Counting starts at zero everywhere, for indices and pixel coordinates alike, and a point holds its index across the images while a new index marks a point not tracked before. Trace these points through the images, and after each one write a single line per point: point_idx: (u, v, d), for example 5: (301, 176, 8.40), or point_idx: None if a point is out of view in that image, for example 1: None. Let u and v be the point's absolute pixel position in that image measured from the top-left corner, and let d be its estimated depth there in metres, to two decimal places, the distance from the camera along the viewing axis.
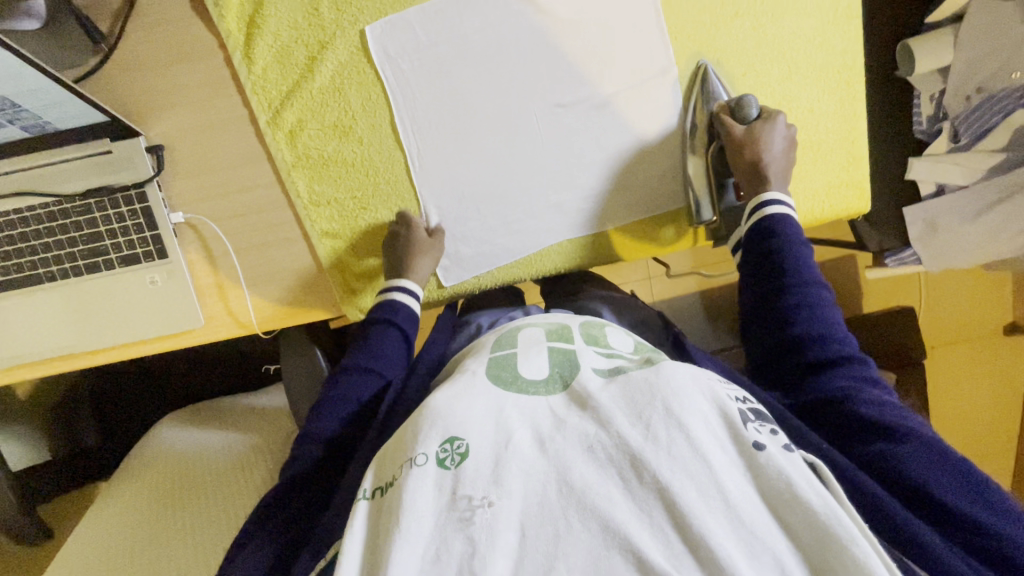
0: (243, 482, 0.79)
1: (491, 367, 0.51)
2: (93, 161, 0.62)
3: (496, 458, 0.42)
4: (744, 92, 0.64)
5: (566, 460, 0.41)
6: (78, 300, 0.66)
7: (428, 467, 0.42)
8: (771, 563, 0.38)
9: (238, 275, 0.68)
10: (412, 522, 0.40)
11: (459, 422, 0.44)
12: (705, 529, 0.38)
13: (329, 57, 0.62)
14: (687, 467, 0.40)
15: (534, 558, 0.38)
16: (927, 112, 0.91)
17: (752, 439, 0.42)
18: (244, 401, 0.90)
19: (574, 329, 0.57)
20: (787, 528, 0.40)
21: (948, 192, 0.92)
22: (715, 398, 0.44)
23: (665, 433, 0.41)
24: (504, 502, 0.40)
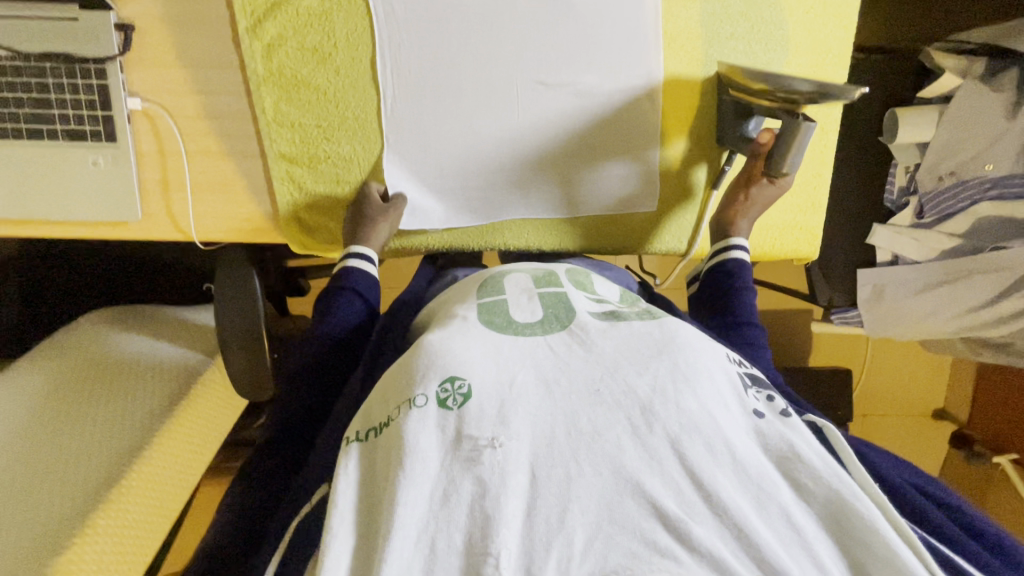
0: (164, 382, 0.75)
1: (482, 314, 0.50)
2: (54, 26, 0.60)
3: (498, 398, 0.40)
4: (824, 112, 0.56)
5: (572, 403, 0.40)
6: (14, 164, 0.64)
7: (428, 408, 0.41)
8: (779, 516, 0.38)
9: (185, 177, 0.66)
10: (416, 462, 0.38)
11: (460, 362, 0.42)
12: (719, 485, 0.38)
13: None
14: (694, 418, 0.40)
15: (545, 501, 0.37)
16: (900, 183, 0.94)
17: (752, 407, 0.44)
18: (175, 310, 0.88)
19: (562, 274, 0.58)
20: (799, 490, 0.40)
21: (902, 263, 0.94)
22: (720, 362, 0.46)
23: (672, 387, 0.41)
24: (513, 444, 0.38)
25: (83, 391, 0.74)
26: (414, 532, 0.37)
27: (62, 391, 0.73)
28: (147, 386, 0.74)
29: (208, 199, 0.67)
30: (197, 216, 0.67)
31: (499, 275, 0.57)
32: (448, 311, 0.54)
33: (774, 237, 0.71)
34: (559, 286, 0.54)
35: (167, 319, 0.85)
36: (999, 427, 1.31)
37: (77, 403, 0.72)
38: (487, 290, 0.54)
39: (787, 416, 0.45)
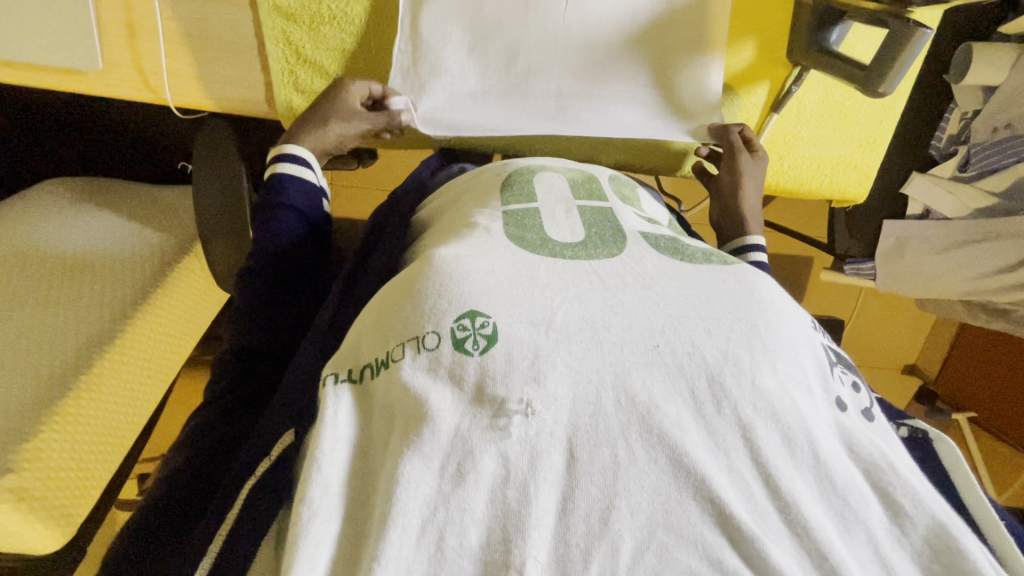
0: (122, 267, 0.67)
1: (509, 226, 0.42)
2: None
3: (531, 345, 0.32)
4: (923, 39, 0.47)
5: (624, 359, 0.32)
6: None
7: (442, 350, 0.32)
8: (864, 541, 0.32)
9: (156, 22, 0.55)
10: (426, 427, 0.30)
11: (483, 292, 0.33)
12: (798, 494, 0.31)
13: None
14: (772, 404, 0.32)
15: (586, 494, 0.30)
16: (952, 130, 0.86)
17: (836, 395, 0.35)
18: (143, 185, 0.78)
19: (603, 181, 0.51)
20: (895, 513, 0.33)
21: (933, 217, 0.90)
22: (806, 328, 0.36)
23: (749, 358, 0.33)
24: (549, 412, 0.30)
25: (43, 263, 0.65)
26: (419, 519, 0.29)
27: (19, 263, 0.65)
28: (116, 269, 0.66)
29: (184, 53, 0.56)
30: (173, 72, 0.56)
31: (530, 172, 0.49)
32: (463, 219, 0.46)
33: (825, 174, 0.64)
34: (602, 201, 0.47)
35: (133, 197, 0.75)
36: (973, 390, 1.34)
37: (36, 276, 0.64)
38: (514, 195, 0.46)
39: (869, 417, 0.37)
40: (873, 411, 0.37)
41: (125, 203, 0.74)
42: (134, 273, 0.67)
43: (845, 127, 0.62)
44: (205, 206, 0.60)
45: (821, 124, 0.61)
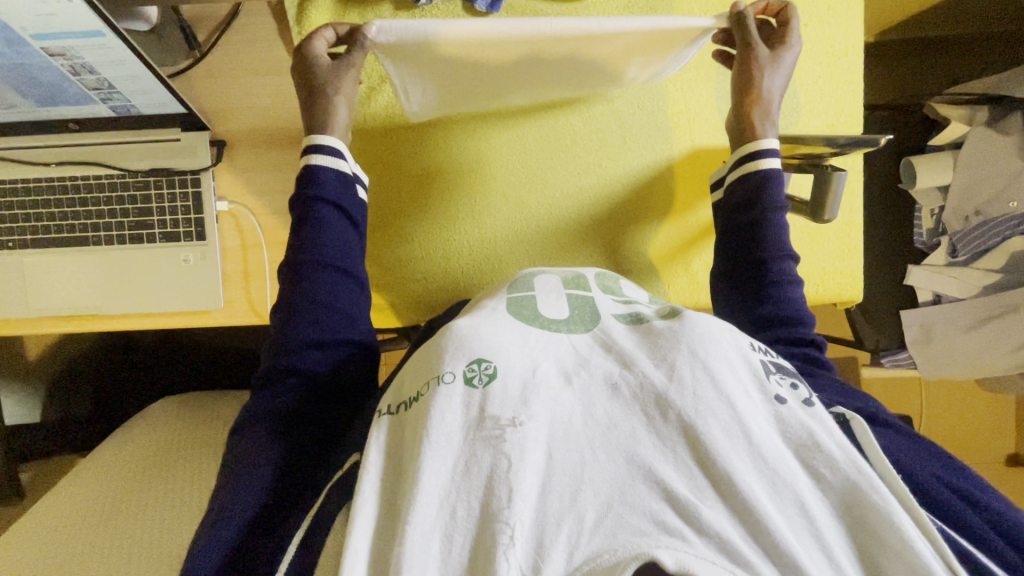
0: (221, 469, 0.79)
1: (511, 305, 0.52)
2: (161, 145, 0.70)
3: (523, 380, 0.41)
4: (836, 180, 0.56)
5: (589, 394, 0.41)
6: (115, 267, 0.72)
7: (455, 384, 0.41)
8: (792, 500, 0.37)
9: (265, 266, 0.73)
10: (441, 436, 0.39)
11: (487, 346, 0.43)
12: (733, 468, 0.37)
13: (385, 88, 0.72)
14: (710, 405, 0.39)
15: (560, 480, 0.37)
16: (927, 225, 0.97)
17: (774, 393, 0.42)
18: (236, 393, 0.93)
19: (590, 278, 0.59)
20: (821, 480, 0.38)
21: (944, 301, 0.95)
22: (740, 349, 0.44)
23: (689, 374, 0.40)
24: (533, 424, 0.38)
25: (161, 466, 0.79)
26: (438, 498, 0.37)
27: (141, 468, 0.79)
28: (223, 465, 0.79)
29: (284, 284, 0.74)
30: (275, 300, 0.74)
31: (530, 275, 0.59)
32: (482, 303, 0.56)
33: (815, 284, 0.72)
34: (587, 291, 0.56)
35: (231, 403, 0.91)
36: None
37: (153, 478, 0.77)
38: (519, 286, 0.57)
39: (810, 404, 0.42)
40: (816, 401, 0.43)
41: (220, 408, 0.88)
42: None
43: (818, 245, 0.72)
44: None
45: (796, 245, 0.72)
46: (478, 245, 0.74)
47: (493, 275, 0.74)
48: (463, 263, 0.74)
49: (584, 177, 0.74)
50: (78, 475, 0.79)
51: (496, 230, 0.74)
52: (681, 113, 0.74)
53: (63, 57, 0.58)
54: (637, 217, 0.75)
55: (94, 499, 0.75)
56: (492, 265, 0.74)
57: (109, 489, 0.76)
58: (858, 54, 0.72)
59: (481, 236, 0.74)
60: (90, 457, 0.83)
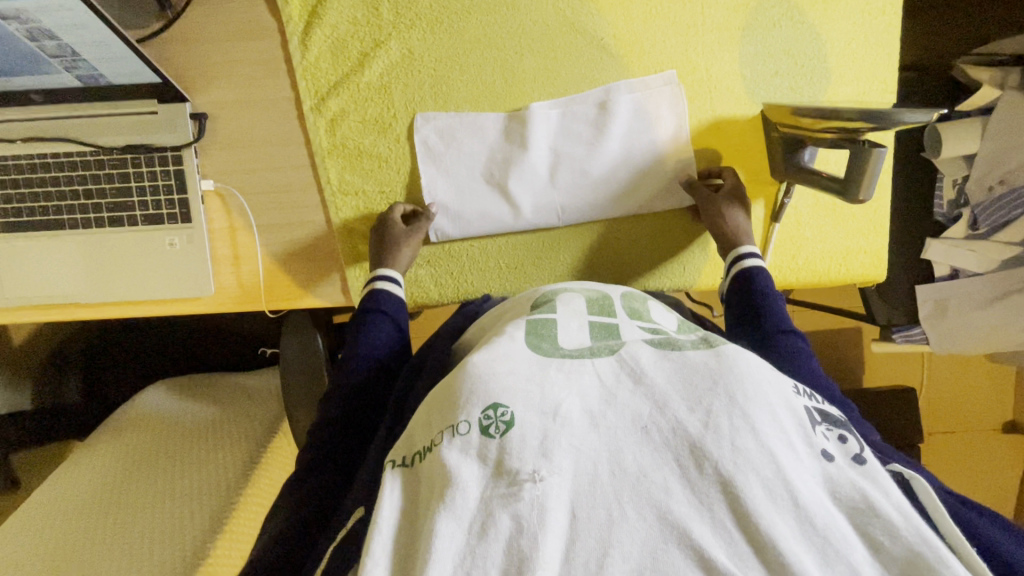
0: (221, 457, 0.77)
1: (529, 334, 0.49)
2: (135, 118, 0.64)
3: (543, 429, 0.39)
4: (876, 155, 0.52)
5: (618, 439, 0.39)
6: (95, 251, 0.67)
7: (471, 435, 0.40)
8: (845, 572, 0.35)
9: (257, 251, 0.69)
10: (457, 493, 0.37)
11: (504, 388, 0.41)
12: (778, 534, 0.35)
13: (381, 54, 0.66)
14: (751, 459, 0.37)
15: (586, 544, 0.36)
16: (948, 196, 0.92)
17: (821, 448, 0.40)
18: (235, 378, 0.91)
19: (615, 300, 0.57)
20: (877, 548, 0.36)
21: (962, 276, 0.92)
22: (784, 395, 0.42)
23: (727, 423, 0.39)
24: (554, 480, 0.37)
25: (157, 459, 0.77)
26: (452, 564, 0.35)
27: (137, 461, 0.76)
28: (220, 456, 0.77)
29: (277, 270, 0.69)
30: (269, 286, 0.69)
31: (552, 296, 0.57)
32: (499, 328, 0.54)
33: (839, 264, 0.69)
34: (610, 317, 0.53)
35: (229, 388, 0.89)
36: None
37: (148, 472, 0.75)
38: (540, 309, 0.54)
39: (860, 462, 0.40)
40: (868, 455, 0.41)
41: (217, 394, 0.86)
42: (233, 457, 0.77)
43: (843, 222, 0.69)
44: (291, 378, 0.69)
45: (820, 222, 0.68)
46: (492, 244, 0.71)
47: (503, 258, 0.71)
48: (472, 247, 0.71)
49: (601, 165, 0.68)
50: (76, 466, 0.78)
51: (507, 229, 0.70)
52: (701, 80, 0.67)
53: (18, 20, 0.52)
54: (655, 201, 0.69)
55: (92, 489, 0.74)
56: (506, 260, 0.71)
57: (107, 478, 0.74)
58: (896, 14, 0.66)
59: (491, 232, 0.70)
60: (86, 444, 0.81)
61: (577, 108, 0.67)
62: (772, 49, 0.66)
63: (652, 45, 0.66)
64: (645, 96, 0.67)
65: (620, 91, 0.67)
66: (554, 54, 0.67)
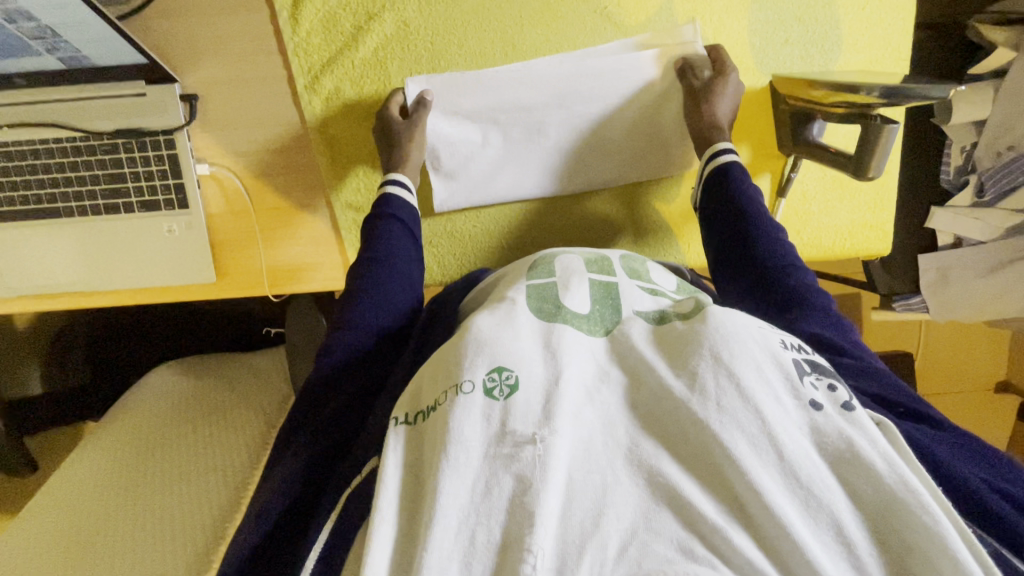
0: (232, 436, 0.79)
1: (531, 299, 0.53)
2: (123, 101, 0.62)
3: (546, 394, 0.42)
4: (889, 134, 0.51)
5: (610, 413, 0.43)
6: (93, 239, 0.66)
7: (475, 395, 0.42)
8: (827, 521, 0.38)
9: (257, 234, 0.68)
10: (460, 451, 0.39)
11: (508, 354, 0.44)
12: (763, 485, 0.38)
13: (375, 28, 0.63)
14: (737, 416, 0.40)
15: (583, 504, 0.37)
16: (956, 163, 0.90)
17: (808, 399, 0.43)
18: (240, 357, 0.92)
19: (615, 261, 0.62)
20: (857, 495, 0.39)
21: (965, 245, 0.91)
22: (771, 351, 0.45)
23: (713, 385, 0.42)
24: (556, 439, 0.39)
25: (170, 437, 0.78)
26: (457, 521, 0.38)
27: (149, 444, 0.78)
28: (233, 435, 0.79)
29: (280, 255, 0.69)
30: (271, 268, 0.69)
31: (549, 257, 0.61)
32: (501, 291, 0.57)
33: (844, 239, 0.69)
34: (610, 276, 0.59)
35: (235, 367, 0.90)
36: None
37: (163, 451, 0.77)
38: (538, 272, 0.58)
39: (849, 411, 0.43)
40: (853, 404, 0.44)
41: (224, 372, 0.88)
42: (245, 437, 0.79)
43: (849, 197, 0.68)
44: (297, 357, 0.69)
45: (825, 196, 0.68)
46: (496, 223, 0.71)
47: (506, 239, 0.71)
48: (475, 225, 0.71)
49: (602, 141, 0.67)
50: (89, 446, 0.79)
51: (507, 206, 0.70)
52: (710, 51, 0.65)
53: None
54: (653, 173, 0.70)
55: (107, 468, 0.75)
56: (509, 235, 0.71)
57: (121, 458, 0.76)
58: None
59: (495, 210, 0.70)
60: (98, 426, 0.83)
61: (584, 76, 0.64)
62: (782, 16, 0.63)
63: (657, 14, 0.64)
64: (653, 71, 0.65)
65: (630, 66, 0.64)
66: (556, 23, 0.64)
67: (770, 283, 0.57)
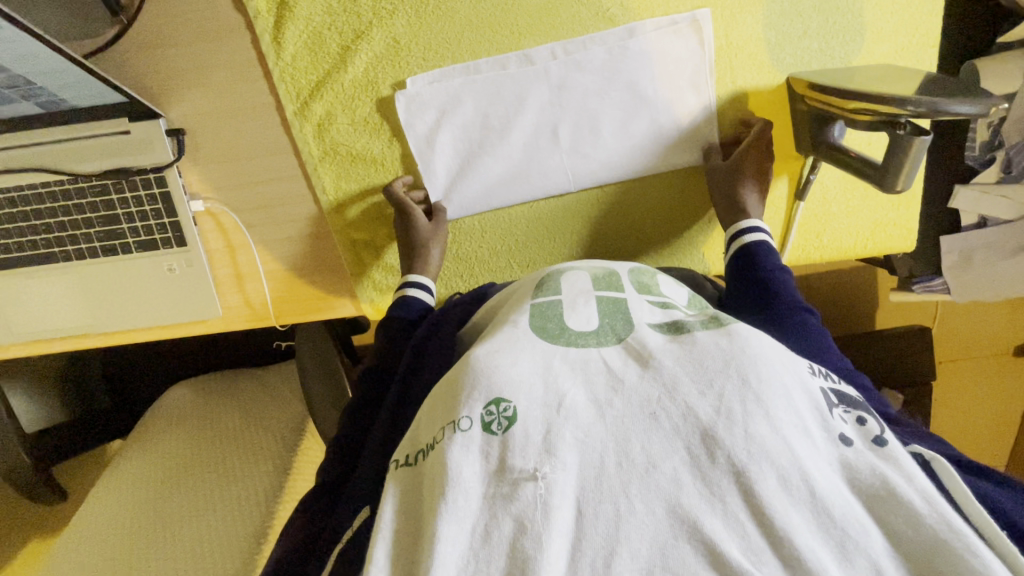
0: (253, 465, 0.80)
1: (534, 318, 0.48)
2: (108, 141, 0.59)
3: (545, 424, 0.38)
4: (918, 147, 0.49)
5: (624, 428, 0.38)
6: (94, 283, 0.65)
7: (473, 432, 0.39)
8: (866, 566, 0.34)
9: (259, 267, 0.66)
10: (458, 494, 0.37)
11: (505, 381, 0.40)
12: (793, 527, 0.34)
13: (364, 47, 0.61)
14: (765, 446, 0.36)
15: (592, 541, 0.35)
16: (982, 137, 0.84)
17: (838, 432, 0.39)
18: (253, 376, 0.91)
19: (624, 275, 0.55)
20: (894, 535, 0.35)
21: (990, 225, 0.87)
22: (801, 379, 0.41)
23: (740, 410, 0.38)
24: (559, 476, 0.36)
25: (193, 467, 0.79)
26: (456, 569, 0.35)
27: (166, 476, 0.78)
28: (249, 463, 0.80)
29: (287, 287, 0.67)
30: (277, 302, 0.67)
31: (557, 272, 0.54)
32: (505, 313, 0.52)
33: (865, 238, 0.66)
34: (619, 292, 0.52)
35: (250, 386, 0.89)
36: None
37: (180, 484, 0.78)
38: (545, 289, 0.52)
39: (881, 444, 0.39)
40: (887, 437, 0.40)
41: (241, 392, 0.87)
42: (265, 467, 0.79)
43: (871, 195, 0.65)
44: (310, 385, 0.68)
45: (844, 196, 0.65)
46: (505, 242, 0.68)
47: (514, 257, 0.69)
48: (481, 244, 0.69)
49: (607, 152, 0.65)
50: (113, 477, 0.80)
51: (515, 220, 0.68)
52: (721, 48, 0.62)
53: None
54: (659, 172, 0.66)
55: (134, 502, 0.77)
56: (517, 248, 0.69)
57: (146, 490, 0.77)
58: None
59: (501, 223, 0.68)
60: (119, 457, 0.83)
61: (583, 56, 0.61)
62: (802, 7, 0.61)
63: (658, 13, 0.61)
64: (664, 82, 0.62)
65: (643, 79, 0.62)
66: (554, 31, 0.61)
67: (783, 312, 0.56)
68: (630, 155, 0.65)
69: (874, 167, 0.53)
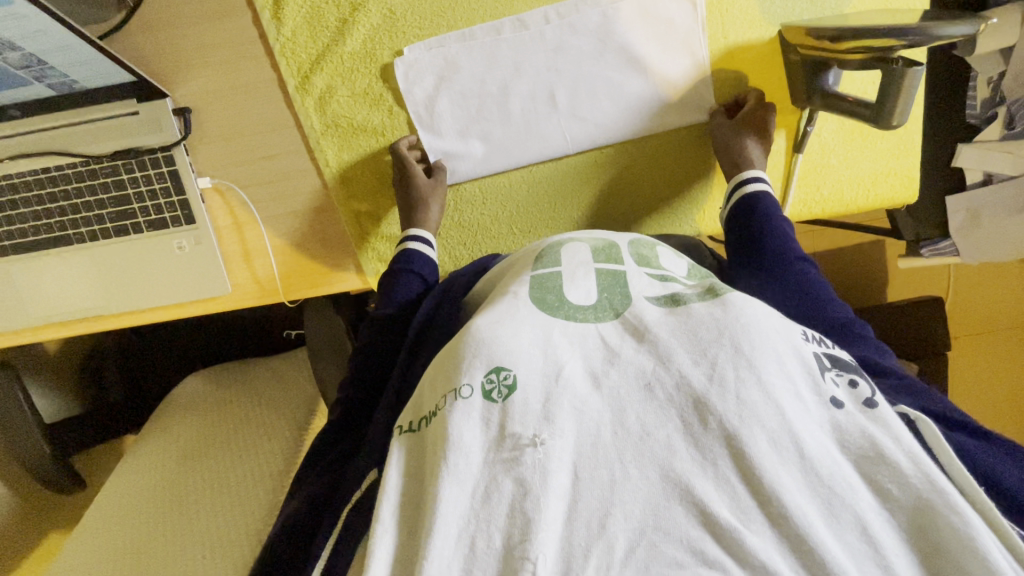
0: (265, 450, 0.81)
1: (533, 290, 0.46)
2: (118, 121, 0.61)
3: (545, 392, 0.38)
4: (911, 77, 0.49)
5: (620, 399, 0.37)
6: (107, 264, 0.66)
7: (474, 399, 0.38)
8: (851, 522, 0.34)
9: (265, 242, 0.67)
10: (459, 459, 0.36)
11: (506, 351, 0.39)
12: (781, 487, 0.34)
13: (361, 19, 0.63)
14: (755, 409, 0.36)
15: (587, 504, 0.35)
16: (982, 95, 0.84)
17: (830, 395, 0.38)
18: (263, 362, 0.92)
19: (624, 247, 0.53)
20: (885, 496, 0.35)
21: (995, 181, 0.86)
22: (794, 345, 0.40)
23: (732, 375, 0.37)
24: (557, 442, 0.36)
25: (206, 453, 0.80)
26: (456, 529, 0.35)
27: (181, 460, 0.80)
28: (260, 447, 0.81)
29: (294, 261, 0.68)
30: (284, 276, 0.68)
31: (555, 244, 0.53)
32: (505, 284, 0.51)
33: (866, 190, 0.66)
34: (619, 264, 0.50)
35: (262, 371, 0.89)
36: None
37: (194, 468, 0.79)
38: (545, 260, 0.50)
39: (871, 407, 0.38)
40: (878, 400, 0.39)
41: (254, 377, 0.88)
42: (277, 452, 0.81)
43: (870, 145, 0.65)
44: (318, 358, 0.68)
45: (842, 148, 0.65)
46: (506, 209, 0.69)
47: (515, 223, 0.70)
48: (483, 212, 0.70)
49: (604, 114, 0.65)
50: (130, 461, 0.82)
51: (515, 186, 0.68)
52: (711, 3, 0.63)
53: None
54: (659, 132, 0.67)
55: (150, 485, 0.78)
56: (518, 215, 0.69)
57: (162, 475, 0.79)
58: None
59: (502, 189, 0.69)
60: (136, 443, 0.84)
61: (574, 20, 0.62)
62: None
63: None
64: (657, 41, 0.63)
65: (635, 39, 0.63)
66: None
67: (780, 273, 0.56)
68: (625, 117, 0.65)
69: (872, 106, 0.54)
